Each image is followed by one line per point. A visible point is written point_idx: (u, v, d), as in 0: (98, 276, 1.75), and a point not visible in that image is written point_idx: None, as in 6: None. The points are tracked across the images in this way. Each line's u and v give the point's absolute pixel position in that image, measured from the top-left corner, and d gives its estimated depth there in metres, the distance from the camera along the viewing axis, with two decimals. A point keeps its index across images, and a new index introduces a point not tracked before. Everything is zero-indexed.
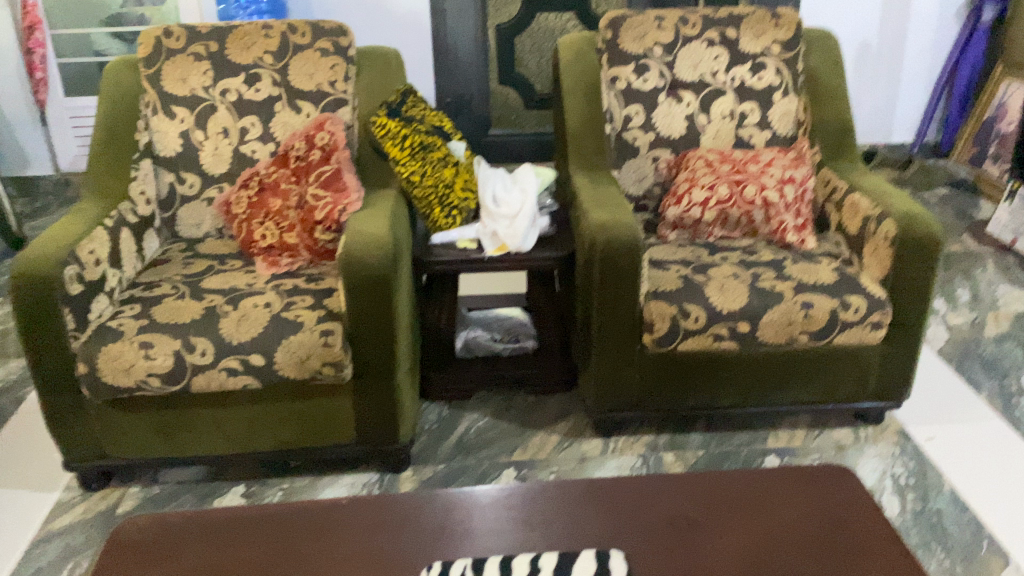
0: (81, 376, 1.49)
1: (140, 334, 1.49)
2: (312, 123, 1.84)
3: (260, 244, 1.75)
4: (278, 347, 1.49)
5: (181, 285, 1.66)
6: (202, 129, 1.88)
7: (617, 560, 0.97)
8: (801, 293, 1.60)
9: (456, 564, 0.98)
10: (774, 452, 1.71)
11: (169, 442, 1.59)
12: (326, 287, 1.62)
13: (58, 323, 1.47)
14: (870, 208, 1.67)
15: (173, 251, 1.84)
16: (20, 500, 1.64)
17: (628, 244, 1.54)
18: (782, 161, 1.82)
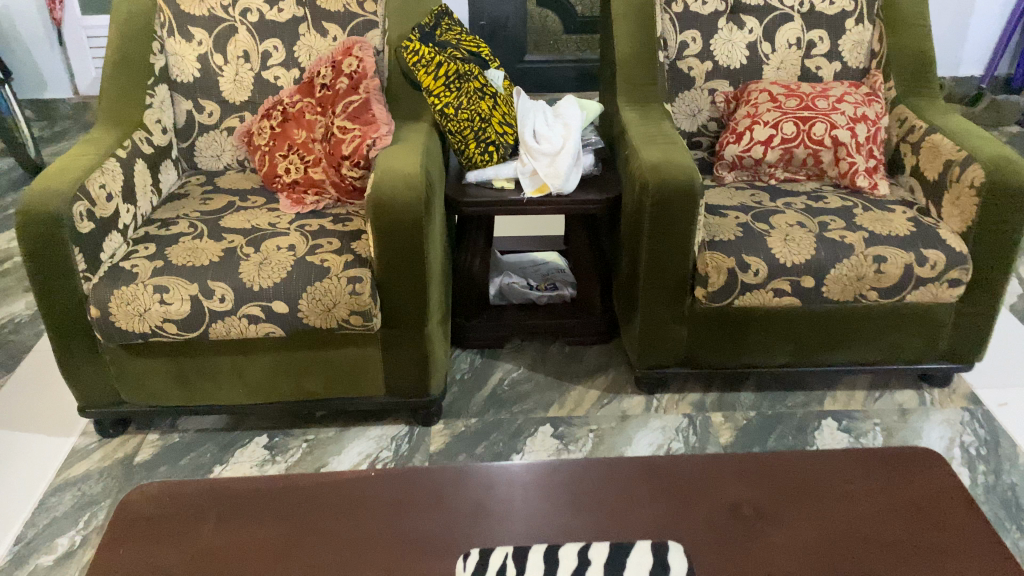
0: (93, 321, 1.40)
1: (154, 277, 1.39)
2: (340, 47, 1.70)
3: (283, 179, 1.64)
4: (302, 294, 1.38)
5: (200, 223, 1.55)
6: (221, 52, 1.74)
7: (677, 554, 0.86)
8: (872, 246, 1.45)
9: (495, 552, 0.87)
10: (831, 415, 1.59)
11: (188, 389, 1.50)
12: (353, 228, 1.50)
13: (68, 264, 1.37)
14: (954, 152, 1.51)
15: (192, 185, 1.73)
16: (34, 444, 1.57)
17: (684, 187, 1.39)
18: (854, 97, 1.65)
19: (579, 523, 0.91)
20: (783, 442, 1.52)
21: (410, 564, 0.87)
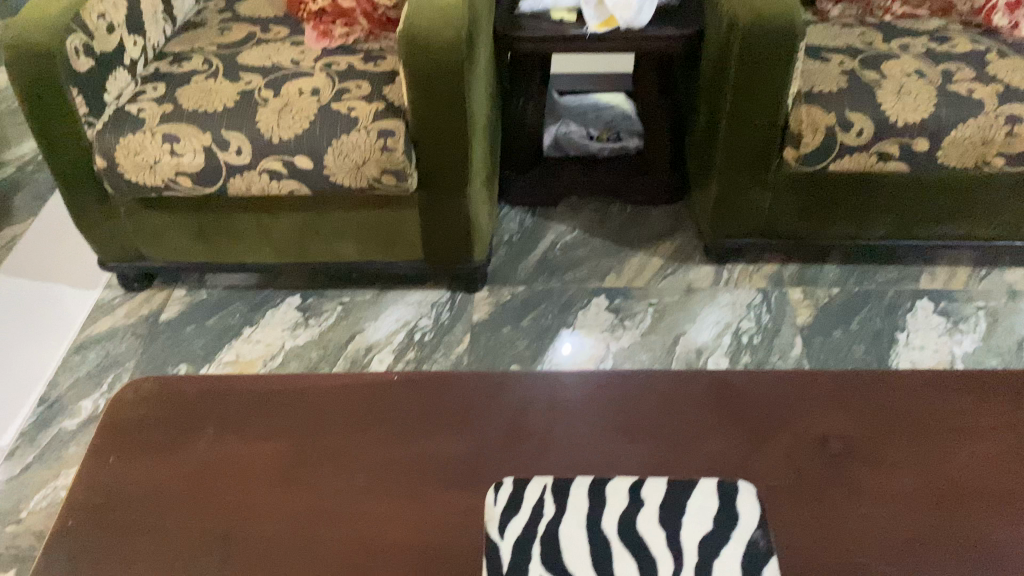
0: (101, 172, 1.26)
1: (163, 125, 1.23)
2: None
3: (311, 6, 1.43)
4: (328, 148, 1.21)
5: (216, 59, 1.36)
6: None
7: (747, 500, 0.73)
8: (1007, 103, 1.20)
9: (533, 485, 0.75)
10: (927, 295, 1.40)
11: (211, 247, 1.38)
12: (387, 70, 1.30)
13: (67, 107, 1.21)
14: None
15: (210, 12, 1.52)
16: (58, 297, 1.49)
17: (784, 27, 1.13)
18: None
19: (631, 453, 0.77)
20: (869, 325, 1.35)
21: (432, 496, 0.75)
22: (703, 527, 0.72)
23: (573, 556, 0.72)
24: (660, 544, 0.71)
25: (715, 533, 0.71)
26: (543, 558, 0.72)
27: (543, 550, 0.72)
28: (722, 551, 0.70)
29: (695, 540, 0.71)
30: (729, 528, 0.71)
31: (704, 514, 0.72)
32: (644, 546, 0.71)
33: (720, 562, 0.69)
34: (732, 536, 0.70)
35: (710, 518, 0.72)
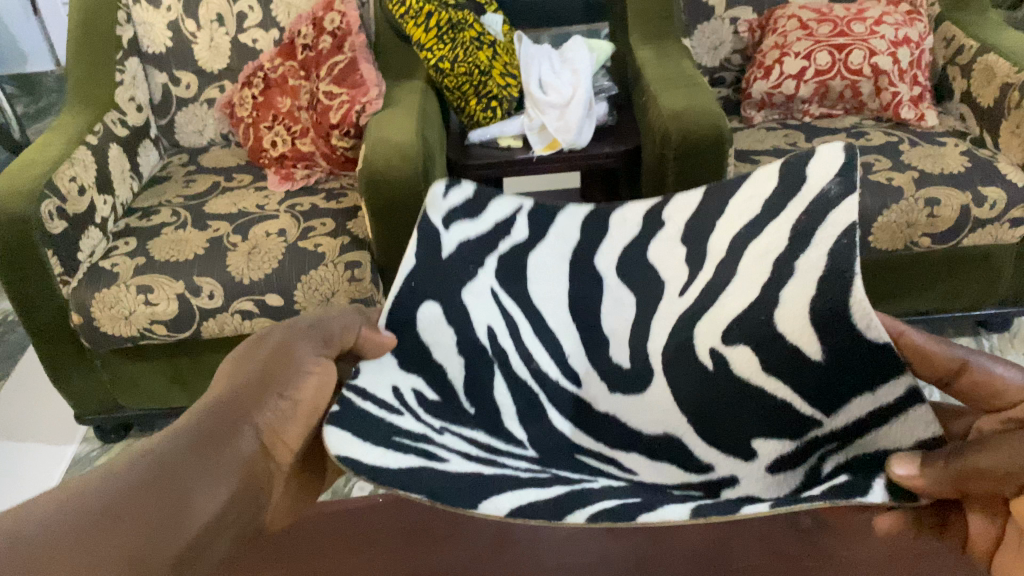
0: (77, 326, 1.28)
1: (136, 277, 1.27)
2: (321, 2, 1.56)
3: (270, 153, 1.54)
4: (297, 283, 1.27)
5: (182, 211, 1.44)
6: (193, 17, 1.62)
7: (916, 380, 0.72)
8: (924, 188, 1.30)
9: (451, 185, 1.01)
10: None
11: (187, 391, 1.41)
12: (348, 206, 1.40)
13: (42, 267, 1.23)
14: (1011, 73, 1.36)
15: (174, 166, 1.65)
16: (35, 456, 1.49)
17: (711, 137, 1.24)
18: (894, 17, 1.52)
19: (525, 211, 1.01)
20: None
21: None
22: (569, 220, 1.00)
23: (453, 221, 0.97)
24: (517, 241, 0.99)
25: (656, 253, 0.97)
26: (436, 230, 0.95)
27: (434, 230, 0.95)
28: (651, 263, 0.97)
29: (525, 233, 1.00)
30: (648, 231, 0.98)
31: (621, 218, 0.99)
32: (511, 233, 1.00)
33: (771, 325, 0.85)
34: (643, 217, 0.99)
35: (630, 223, 0.99)
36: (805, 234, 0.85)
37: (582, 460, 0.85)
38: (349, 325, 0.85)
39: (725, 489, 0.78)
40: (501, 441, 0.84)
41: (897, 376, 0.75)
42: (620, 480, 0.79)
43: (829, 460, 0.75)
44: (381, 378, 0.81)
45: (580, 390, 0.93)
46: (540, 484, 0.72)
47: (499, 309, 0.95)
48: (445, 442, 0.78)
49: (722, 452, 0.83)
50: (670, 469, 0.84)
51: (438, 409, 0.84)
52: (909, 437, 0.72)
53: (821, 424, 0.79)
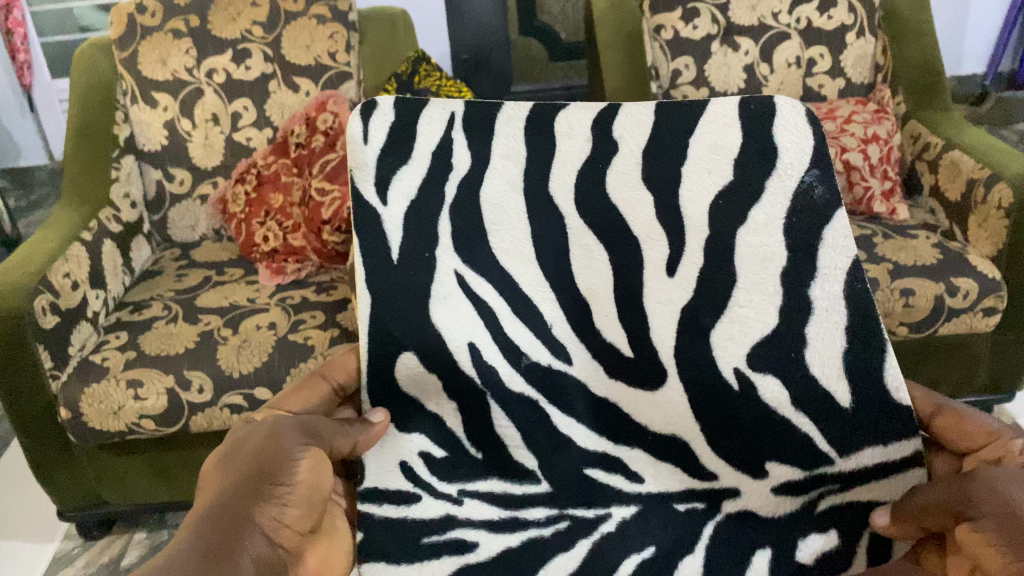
0: (64, 421, 1.28)
1: (127, 371, 1.28)
2: (313, 103, 1.63)
3: (262, 247, 1.56)
4: (287, 377, 1.28)
5: (174, 305, 1.46)
6: (189, 117, 1.68)
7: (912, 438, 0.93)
8: (899, 279, 1.34)
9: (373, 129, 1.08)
10: None
11: (172, 486, 1.40)
12: (337, 299, 1.43)
13: (32, 362, 1.24)
14: (976, 168, 1.42)
15: (166, 260, 1.67)
16: (14, 555, 1.47)
17: None
18: (862, 116, 1.59)
19: (505, 260, 1.08)
20: None
21: None
22: (509, 130, 1.09)
23: (388, 188, 1.07)
24: (462, 172, 1.08)
25: (617, 192, 1.06)
26: (372, 208, 1.07)
27: (371, 209, 1.07)
28: (618, 205, 1.06)
29: (463, 140, 1.09)
30: (601, 152, 1.07)
31: (569, 132, 1.08)
32: (451, 162, 1.08)
33: (805, 366, 0.99)
34: (590, 131, 1.08)
35: (579, 138, 1.07)
36: (807, 272, 1.00)
37: (593, 478, 1.02)
38: (349, 433, 0.94)
39: (727, 501, 0.99)
40: (516, 483, 1.02)
41: (910, 436, 0.94)
42: (636, 508, 1.00)
43: (829, 498, 0.96)
44: (391, 477, 1.00)
45: (570, 368, 1.06)
46: (566, 545, 0.96)
47: (478, 312, 1.06)
48: (467, 517, 0.99)
49: (737, 467, 1.01)
50: (670, 479, 1.02)
51: (446, 467, 1.03)
52: (901, 489, 0.93)
53: (834, 461, 0.97)
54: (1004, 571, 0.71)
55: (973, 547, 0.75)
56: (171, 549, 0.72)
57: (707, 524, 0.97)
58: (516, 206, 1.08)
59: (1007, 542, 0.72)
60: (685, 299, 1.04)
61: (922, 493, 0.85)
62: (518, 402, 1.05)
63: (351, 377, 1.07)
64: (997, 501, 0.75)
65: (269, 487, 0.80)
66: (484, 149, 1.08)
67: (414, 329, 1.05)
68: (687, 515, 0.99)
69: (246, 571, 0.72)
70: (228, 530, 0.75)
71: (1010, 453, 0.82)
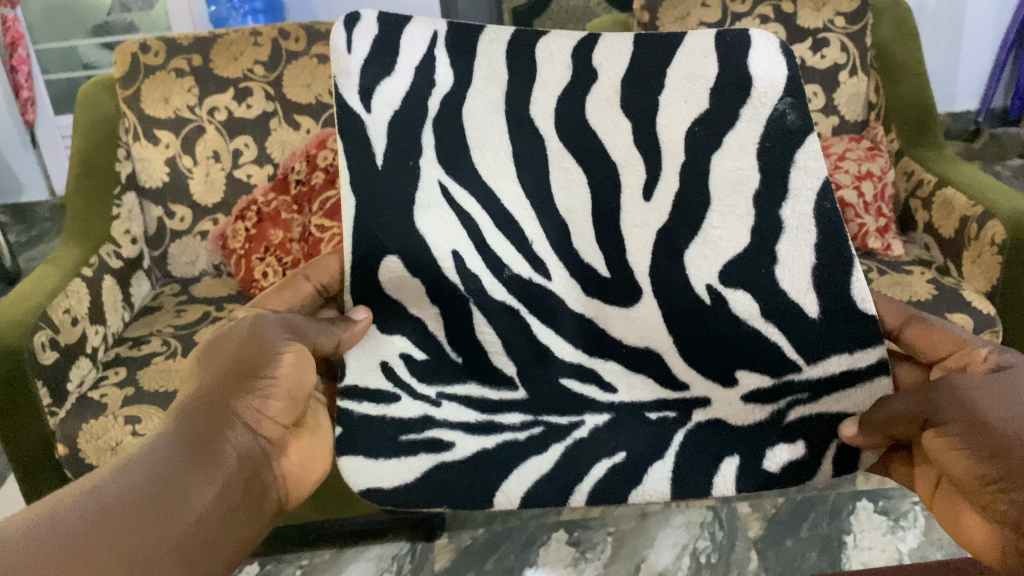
0: (62, 458, 1.28)
1: (125, 408, 1.28)
2: (313, 140, 1.65)
3: (261, 283, 1.57)
4: None
5: (173, 341, 1.46)
6: (190, 153, 1.70)
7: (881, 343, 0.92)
8: None
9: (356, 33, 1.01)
10: (865, 496, 1.46)
11: None
12: None
13: (31, 399, 1.24)
14: (968, 205, 1.43)
15: (165, 295, 1.68)
16: None
17: None
18: (855, 153, 1.61)
19: (493, 189, 1.05)
20: (817, 530, 1.39)
21: None
22: (489, 53, 1.04)
23: (373, 96, 1.01)
24: (445, 90, 1.03)
25: (599, 118, 1.03)
26: (354, 114, 1.01)
27: (353, 115, 1.01)
28: (596, 129, 1.03)
29: (445, 58, 1.03)
30: (582, 80, 1.03)
31: (549, 58, 1.03)
32: (432, 81, 1.03)
33: (773, 282, 0.96)
34: (571, 58, 1.03)
35: (559, 63, 1.03)
36: (778, 192, 0.97)
37: (568, 387, 1.00)
38: (332, 331, 0.94)
39: (698, 410, 0.97)
40: (494, 389, 1.00)
41: (876, 343, 0.92)
42: (609, 416, 0.98)
43: (798, 407, 0.94)
44: (365, 367, 0.98)
45: (551, 284, 1.04)
46: (539, 449, 0.94)
47: (461, 229, 1.04)
48: (444, 418, 0.96)
49: (706, 376, 0.99)
50: (644, 389, 1.00)
51: (425, 368, 1.01)
52: (867, 399, 0.91)
53: (801, 369, 0.95)
54: (970, 474, 0.73)
55: (940, 453, 0.76)
56: (162, 429, 0.78)
57: (678, 431, 0.95)
58: (501, 135, 1.04)
59: (973, 445, 0.73)
60: (663, 222, 1.02)
61: (885, 405, 0.86)
62: (500, 312, 1.04)
63: (335, 280, 1.09)
64: (963, 407, 0.76)
65: (253, 381, 0.85)
66: (467, 71, 1.03)
67: (399, 238, 1.01)
68: (658, 423, 0.96)
69: (231, 459, 0.79)
70: (215, 420, 0.81)
71: (975, 361, 0.85)
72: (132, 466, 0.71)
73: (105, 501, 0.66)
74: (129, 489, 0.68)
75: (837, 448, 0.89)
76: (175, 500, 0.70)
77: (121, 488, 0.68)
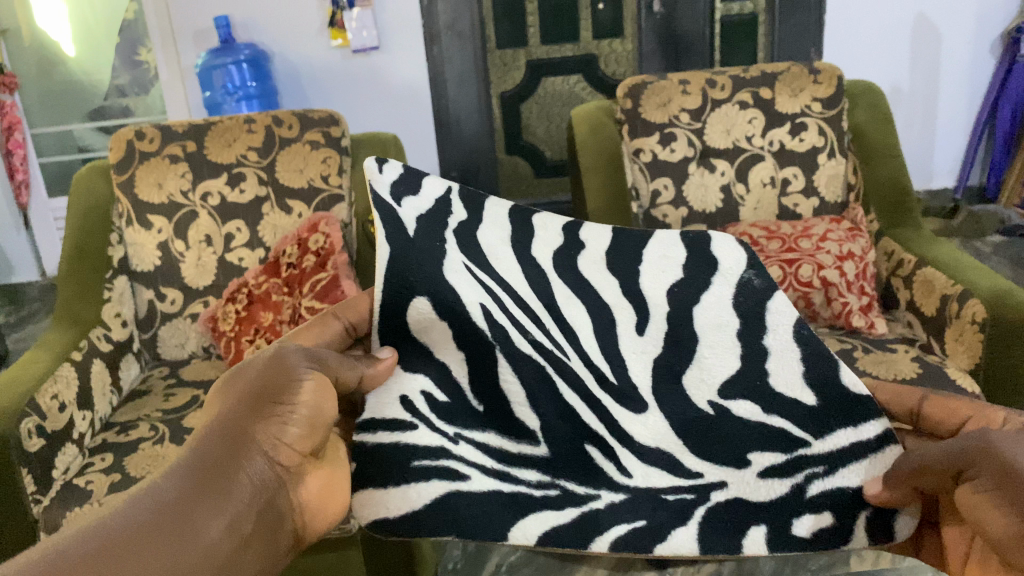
0: None
1: (110, 495, 1.26)
2: (305, 224, 1.68)
3: None
4: None
5: (161, 426, 1.46)
6: (183, 238, 1.72)
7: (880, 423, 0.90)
8: None
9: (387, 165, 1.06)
10: None
11: None
12: None
13: (14, 488, 1.22)
14: (948, 285, 1.46)
15: (154, 379, 1.68)
16: None
17: None
18: (836, 234, 1.65)
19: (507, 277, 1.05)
20: None
21: None
22: (496, 210, 1.10)
23: (401, 200, 1.04)
24: (460, 220, 1.07)
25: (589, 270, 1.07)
26: (386, 205, 1.03)
27: (386, 206, 1.03)
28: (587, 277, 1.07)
29: (460, 205, 1.08)
30: (572, 244, 1.09)
31: (543, 226, 1.10)
32: (449, 212, 1.07)
33: (767, 384, 0.96)
34: (563, 229, 1.10)
35: (551, 229, 1.09)
36: (756, 330, 0.99)
37: (590, 455, 0.94)
38: (354, 365, 0.90)
39: (717, 492, 0.92)
40: (513, 441, 0.94)
41: (874, 417, 0.91)
42: (626, 496, 0.92)
43: (816, 482, 0.90)
44: (377, 401, 0.92)
45: (570, 360, 1.01)
46: (554, 506, 0.89)
47: (482, 291, 1.01)
48: (460, 455, 0.91)
49: (718, 463, 0.94)
50: (662, 475, 0.94)
51: (446, 411, 0.95)
52: (882, 467, 0.88)
53: (810, 445, 0.92)
54: (998, 530, 0.70)
55: (966, 504, 0.74)
56: (172, 464, 0.74)
57: (698, 510, 0.90)
58: None
59: (1002, 497, 0.70)
60: (659, 351, 1.01)
61: (914, 457, 0.84)
62: (528, 365, 0.97)
63: (363, 319, 1.06)
64: (992, 457, 0.74)
65: (272, 406, 0.81)
66: (477, 210, 1.09)
67: (430, 280, 0.98)
68: (676, 505, 0.91)
69: (242, 493, 0.75)
70: (226, 459, 0.77)
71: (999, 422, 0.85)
72: (134, 504, 0.67)
73: (105, 539, 0.63)
74: (127, 530, 0.64)
75: (867, 526, 0.86)
76: (179, 542, 0.67)
77: (127, 525, 0.65)
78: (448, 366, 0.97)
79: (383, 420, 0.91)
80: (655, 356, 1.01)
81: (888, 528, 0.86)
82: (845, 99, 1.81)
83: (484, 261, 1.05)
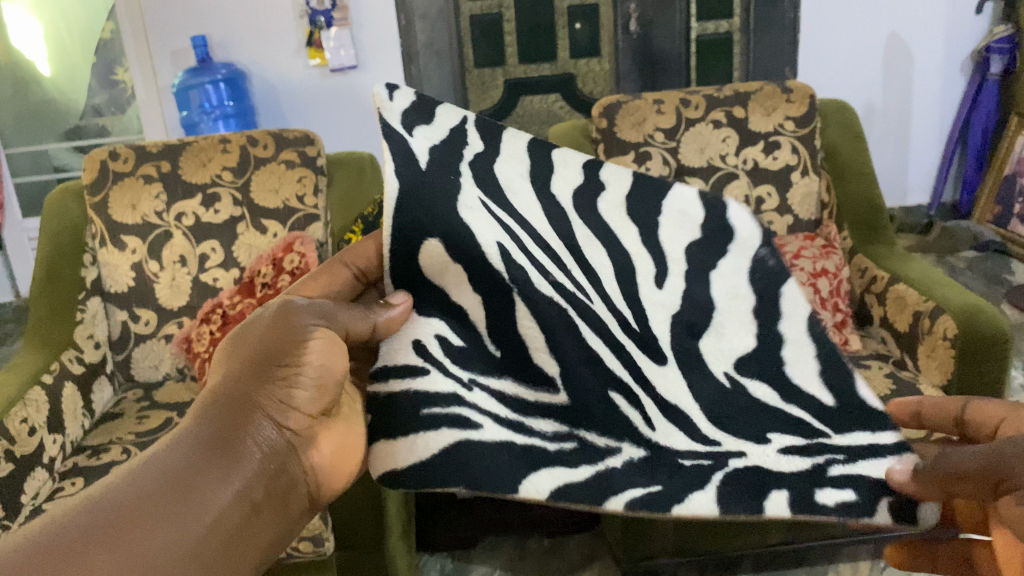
0: None
1: None
2: (280, 244, 1.67)
3: None
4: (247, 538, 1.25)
5: (133, 449, 1.44)
6: (157, 258, 1.70)
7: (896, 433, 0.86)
8: None
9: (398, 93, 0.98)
10: None
11: None
12: None
13: None
14: (920, 301, 1.47)
15: (127, 401, 1.65)
16: None
17: None
18: (810, 252, 1.66)
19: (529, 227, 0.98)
20: None
21: None
22: (514, 143, 1.03)
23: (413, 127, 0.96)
24: (476, 151, 1.00)
25: (607, 218, 1.00)
26: (397, 132, 0.94)
27: (397, 133, 0.94)
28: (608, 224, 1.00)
29: (476, 139, 1.01)
30: (590, 187, 1.02)
31: (563, 162, 1.03)
32: (465, 142, 1.00)
33: (784, 372, 0.91)
34: (583, 168, 1.03)
35: (571, 167, 1.03)
36: (775, 306, 0.94)
37: (614, 402, 0.87)
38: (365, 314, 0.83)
39: (735, 458, 0.85)
40: (530, 387, 0.87)
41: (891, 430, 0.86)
42: (645, 451, 0.84)
43: (836, 466, 0.84)
44: (398, 346, 0.84)
45: (592, 305, 0.93)
46: (570, 462, 0.81)
47: (499, 229, 0.93)
48: (474, 403, 0.83)
49: (733, 432, 0.87)
50: (679, 435, 0.86)
51: (462, 356, 0.86)
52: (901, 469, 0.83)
53: (829, 436, 0.87)
54: None
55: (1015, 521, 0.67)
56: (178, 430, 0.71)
57: (718, 474, 0.82)
58: None
59: None
60: (675, 310, 0.95)
61: (952, 458, 0.76)
62: (550, 307, 0.89)
63: (372, 261, 0.97)
64: None
65: (276, 369, 0.76)
66: (494, 143, 1.02)
67: (441, 220, 0.88)
68: (693, 470, 0.83)
69: (251, 459, 0.72)
70: (235, 420, 0.73)
71: None
72: (142, 474, 0.65)
73: (114, 515, 0.61)
74: (127, 505, 0.62)
75: (891, 509, 0.79)
76: (180, 517, 0.64)
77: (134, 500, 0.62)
78: (464, 308, 0.88)
79: (403, 366, 0.82)
80: (673, 311, 0.95)
81: (912, 514, 0.79)
82: (817, 117, 1.83)
83: (503, 198, 0.98)
